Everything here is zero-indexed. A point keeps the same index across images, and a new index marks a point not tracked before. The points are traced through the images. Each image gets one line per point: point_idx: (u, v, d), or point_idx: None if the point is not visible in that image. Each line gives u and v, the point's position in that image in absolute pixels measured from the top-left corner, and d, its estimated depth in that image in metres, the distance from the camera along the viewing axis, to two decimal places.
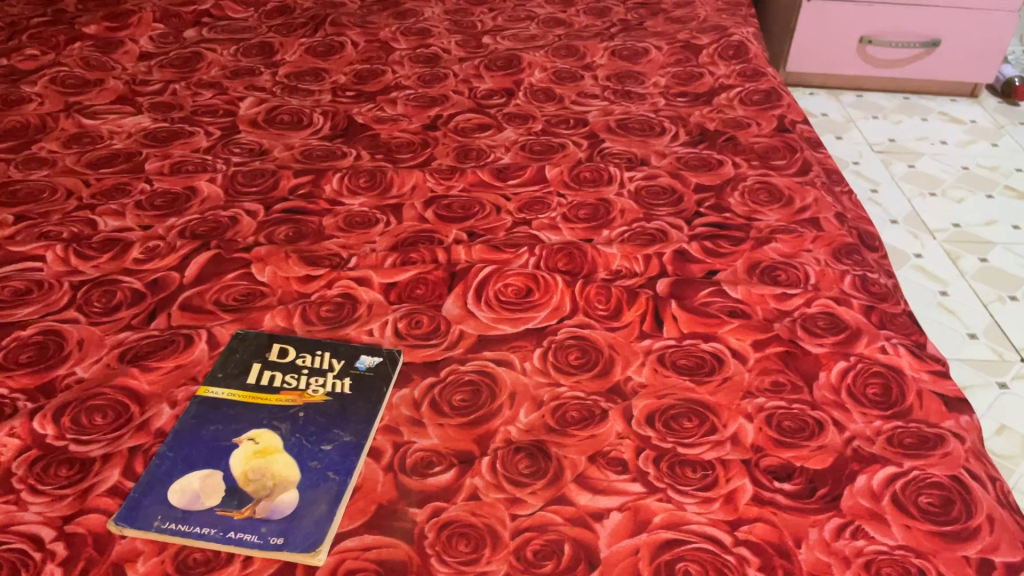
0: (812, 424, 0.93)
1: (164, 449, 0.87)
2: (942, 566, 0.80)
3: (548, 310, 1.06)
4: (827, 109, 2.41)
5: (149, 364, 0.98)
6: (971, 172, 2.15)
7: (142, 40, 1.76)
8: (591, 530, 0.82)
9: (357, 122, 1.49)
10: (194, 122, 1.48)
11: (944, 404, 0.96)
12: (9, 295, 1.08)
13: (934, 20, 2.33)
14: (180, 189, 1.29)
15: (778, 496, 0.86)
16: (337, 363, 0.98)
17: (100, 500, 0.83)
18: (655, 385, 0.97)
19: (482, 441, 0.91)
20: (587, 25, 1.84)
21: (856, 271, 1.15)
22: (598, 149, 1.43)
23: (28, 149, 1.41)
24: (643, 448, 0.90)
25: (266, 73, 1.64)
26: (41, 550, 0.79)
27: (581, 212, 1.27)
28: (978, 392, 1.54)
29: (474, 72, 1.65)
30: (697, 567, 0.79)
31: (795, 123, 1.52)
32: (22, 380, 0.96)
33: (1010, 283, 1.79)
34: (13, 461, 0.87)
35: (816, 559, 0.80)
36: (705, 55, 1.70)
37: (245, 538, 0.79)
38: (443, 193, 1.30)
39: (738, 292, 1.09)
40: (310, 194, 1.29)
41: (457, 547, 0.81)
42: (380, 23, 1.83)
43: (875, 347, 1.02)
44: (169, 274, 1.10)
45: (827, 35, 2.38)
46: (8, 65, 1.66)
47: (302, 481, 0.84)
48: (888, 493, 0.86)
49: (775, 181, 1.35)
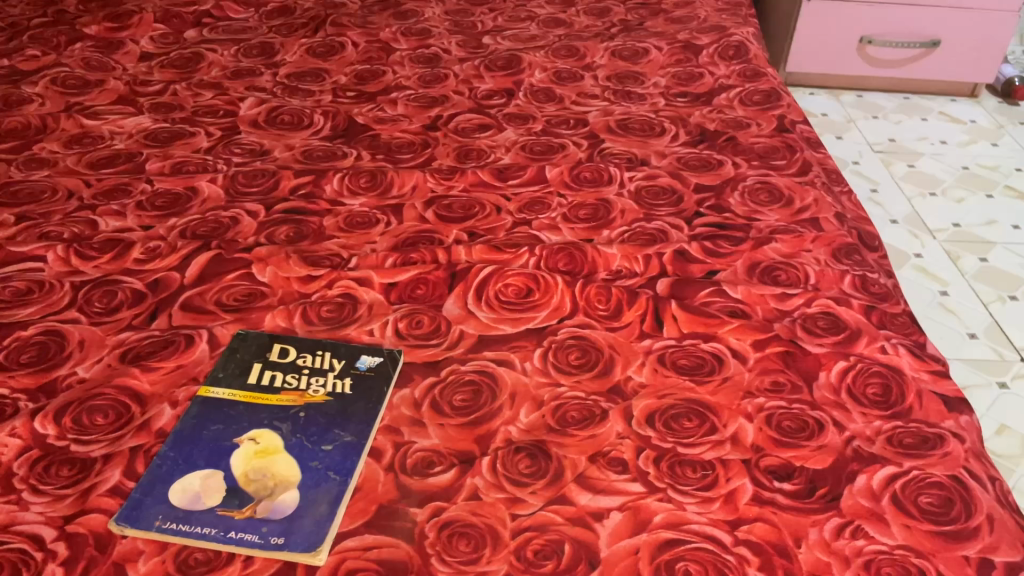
0: (812, 424, 0.93)
1: (165, 449, 0.87)
2: (942, 566, 0.80)
3: (548, 310, 1.06)
4: (827, 109, 2.41)
5: (150, 365, 0.98)
6: (971, 172, 2.15)
7: (143, 41, 1.76)
8: (591, 530, 0.82)
9: (358, 123, 1.49)
10: (194, 122, 1.48)
11: (944, 404, 0.96)
12: (10, 295, 1.08)
13: (934, 20, 2.33)
14: (181, 189, 1.30)
15: (778, 496, 0.86)
16: (338, 363, 0.98)
17: (101, 500, 0.84)
18: (655, 385, 0.97)
19: (482, 441, 0.91)
20: (587, 25, 1.84)
21: (856, 271, 1.15)
22: (599, 149, 1.43)
23: (29, 149, 1.42)
24: (643, 448, 0.90)
25: (266, 74, 1.64)
26: (42, 550, 0.79)
27: (581, 212, 1.27)
28: (978, 392, 1.54)
29: (474, 72, 1.66)
30: (698, 567, 0.79)
31: (795, 123, 1.52)
32: (23, 380, 0.97)
33: (1011, 284, 1.79)
34: (14, 461, 0.87)
35: (815, 559, 0.80)
36: (705, 55, 1.70)
37: (245, 538, 0.79)
38: (444, 193, 1.30)
39: (738, 292, 1.09)
40: (311, 195, 1.29)
41: (458, 547, 0.81)
42: (380, 23, 1.83)
43: (875, 347, 1.02)
44: (170, 274, 1.10)
45: (827, 35, 2.39)
46: (9, 65, 1.67)
47: (302, 481, 0.85)
48: (888, 494, 0.86)
49: (775, 181, 1.35)
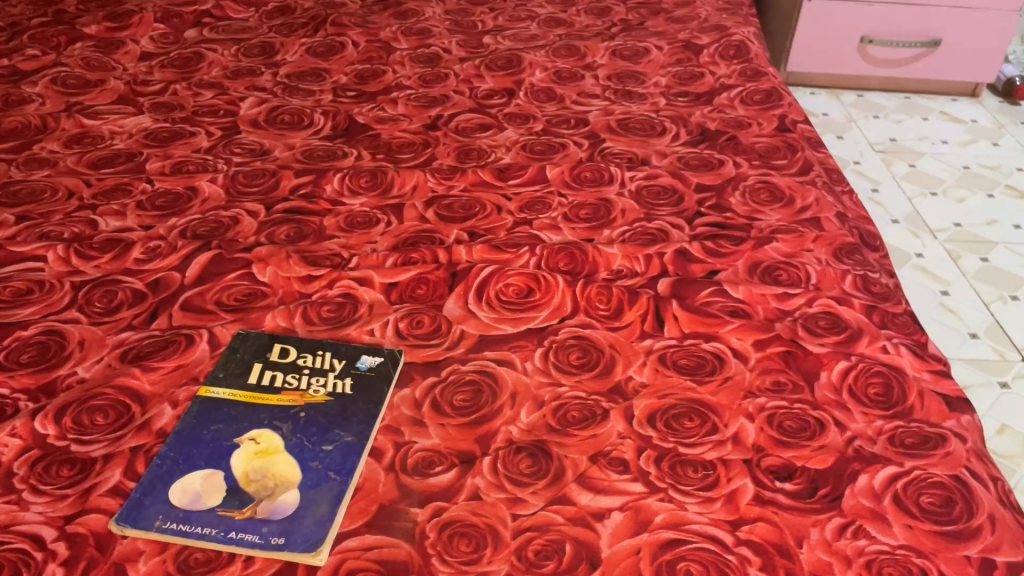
0: (813, 424, 0.93)
1: (166, 449, 0.87)
2: (943, 566, 0.80)
3: (549, 310, 1.06)
4: (827, 109, 2.41)
5: (150, 364, 0.98)
6: (971, 172, 2.15)
7: (143, 40, 1.76)
8: (592, 530, 0.82)
9: (358, 123, 1.49)
10: (194, 122, 1.48)
11: (945, 404, 0.96)
12: (10, 295, 1.08)
13: (935, 20, 2.32)
14: (180, 189, 1.29)
15: (778, 496, 0.86)
16: (338, 363, 0.98)
17: (101, 500, 0.83)
18: (655, 385, 0.97)
19: (482, 441, 0.91)
20: (587, 25, 1.84)
21: (857, 271, 1.15)
22: (599, 149, 1.43)
23: (30, 149, 1.42)
24: (644, 448, 0.90)
25: (267, 73, 1.64)
26: (42, 551, 0.79)
27: (582, 212, 1.27)
28: (979, 393, 1.53)
29: (475, 71, 1.65)
30: (699, 567, 0.79)
31: (795, 123, 1.52)
32: (23, 380, 0.97)
33: (1011, 284, 1.79)
34: (13, 461, 0.87)
35: (817, 559, 0.80)
36: (705, 55, 1.70)
37: (246, 538, 0.79)
38: (444, 193, 1.30)
39: (739, 291, 1.09)
40: (311, 195, 1.29)
41: (458, 547, 0.81)
42: (381, 23, 1.83)
43: (876, 346, 1.02)
44: (170, 274, 1.10)
45: (828, 35, 2.38)
46: (8, 65, 1.67)
47: (302, 481, 0.84)
48: (889, 494, 0.86)
49: (776, 181, 1.35)
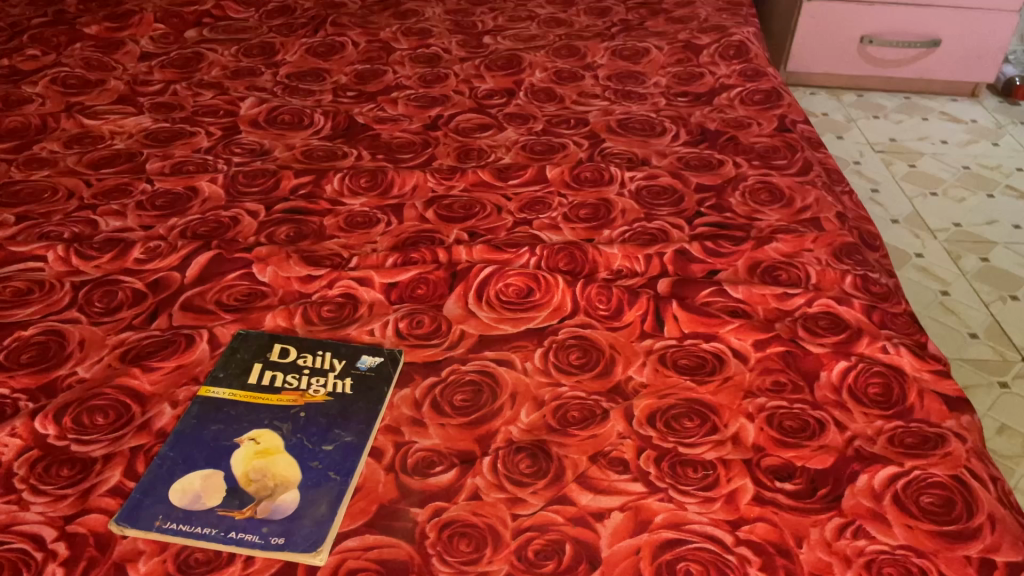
0: (813, 424, 0.93)
1: (166, 449, 0.87)
2: (942, 566, 0.80)
3: (548, 310, 1.06)
4: (827, 109, 2.41)
5: (150, 364, 0.98)
6: (971, 172, 2.15)
7: (143, 40, 1.76)
8: (592, 530, 0.82)
9: (358, 122, 1.49)
10: (194, 122, 1.48)
11: (945, 404, 0.96)
12: (10, 295, 1.08)
13: (935, 20, 2.32)
14: (180, 189, 1.29)
15: (778, 496, 0.86)
16: (338, 363, 0.98)
17: (101, 500, 0.83)
18: (655, 385, 0.97)
19: (482, 441, 0.91)
20: (587, 25, 1.84)
21: (857, 271, 1.15)
22: (599, 149, 1.43)
23: (30, 148, 1.42)
24: (644, 448, 0.90)
25: (267, 73, 1.64)
26: (42, 550, 0.79)
27: (582, 212, 1.27)
28: (979, 393, 1.53)
29: (475, 71, 1.66)
30: (698, 566, 0.79)
31: (795, 123, 1.52)
32: (23, 380, 0.97)
33: (1011, 284, 1.79)
34: (13, 461, 0.87)
35: (817, 559, 0.80)
36: (705, 55, 1.70)
37: (246, 538, 0.79)
38: (444, 193, 1.30)
39: (738, 291, 1.09)
40: (311, 195, 1.29)
41: (458, 547, 0.81)
42: (381, 23, 1.83)
43: (876, 346, 1.02)
44: (169, 274, 1.10)
45: (828, 35, 2.39)
46: (8, 65, 1.67)
47: (302, 481, 0.84)
48: (889, 493, 0.86)
49: (776, 181, 1.35)
